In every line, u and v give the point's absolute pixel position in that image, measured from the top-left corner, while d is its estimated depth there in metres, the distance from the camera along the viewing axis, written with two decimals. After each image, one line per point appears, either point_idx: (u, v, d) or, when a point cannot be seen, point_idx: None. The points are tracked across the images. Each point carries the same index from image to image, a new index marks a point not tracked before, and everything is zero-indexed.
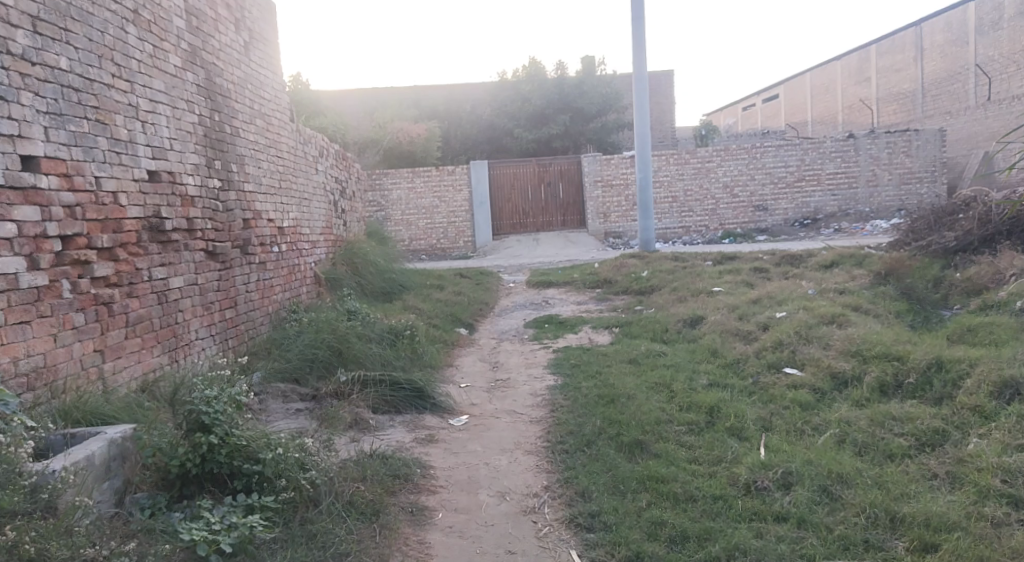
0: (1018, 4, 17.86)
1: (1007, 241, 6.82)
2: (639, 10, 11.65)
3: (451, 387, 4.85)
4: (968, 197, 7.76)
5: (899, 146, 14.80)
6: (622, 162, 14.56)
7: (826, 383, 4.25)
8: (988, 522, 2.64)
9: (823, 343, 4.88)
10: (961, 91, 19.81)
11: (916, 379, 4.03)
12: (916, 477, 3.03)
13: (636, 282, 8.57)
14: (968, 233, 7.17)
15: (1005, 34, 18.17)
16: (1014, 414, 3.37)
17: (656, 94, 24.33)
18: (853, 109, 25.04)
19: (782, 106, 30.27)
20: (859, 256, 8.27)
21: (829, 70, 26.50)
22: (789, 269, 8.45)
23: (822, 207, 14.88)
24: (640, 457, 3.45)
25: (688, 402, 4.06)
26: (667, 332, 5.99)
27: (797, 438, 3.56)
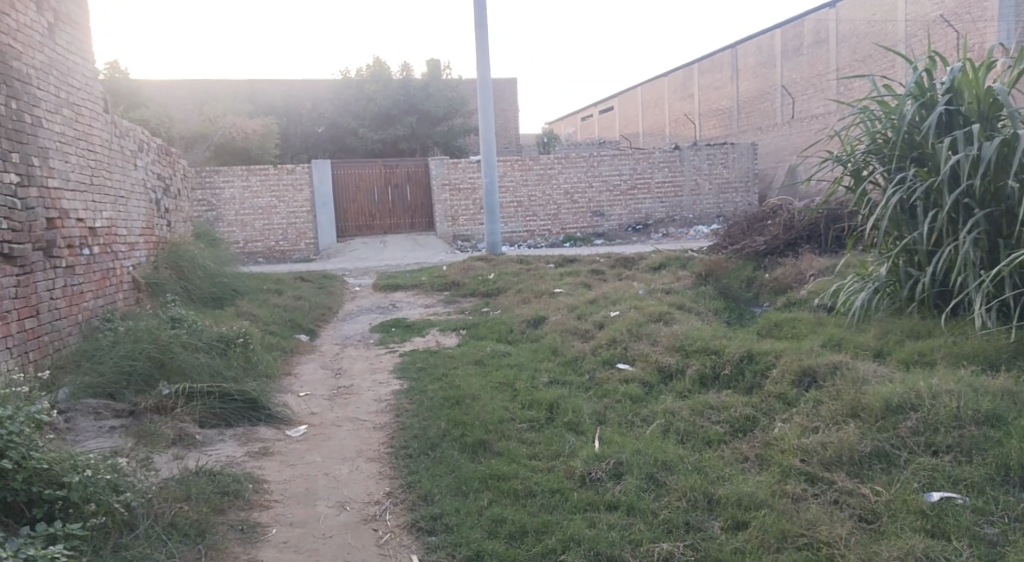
0: (815, 34, 19.95)
1: (808, 245, 7.65)
2: (482, 16, 11.81)
3: (289, 396, 4.67)
4: (776, 206, 8.59)
5: (718, 158, 16.08)
6: (469, 166, 14.71)
7: (653, 376, 4.52)
8: (789, 498, 2.91)
9: (652, 340, 5.19)
10: (770, 109, 21.82)
11: (731, 370, 4.37)
12: (730, 461, 3.30)
13: (482, 284, 8.67)
14: (775, 237, 7.90)
15: (805, 60, 20.24)
16: (811, 399, 3.74)
17: (500, 101, 24.77)
18: (679, 123, 26.85)
19: (616, 116, 31.89)
20: (684, 258, 8.87)
21: (657, 84, 28.25)
22: (622, 271, 8.91)
23: (651, 214, 15.81)
24: (482, 456, 3.49)
25: (530, 400, 4.16)
26: (511, 332, 6.11)
27: (627, 430, 3.75)
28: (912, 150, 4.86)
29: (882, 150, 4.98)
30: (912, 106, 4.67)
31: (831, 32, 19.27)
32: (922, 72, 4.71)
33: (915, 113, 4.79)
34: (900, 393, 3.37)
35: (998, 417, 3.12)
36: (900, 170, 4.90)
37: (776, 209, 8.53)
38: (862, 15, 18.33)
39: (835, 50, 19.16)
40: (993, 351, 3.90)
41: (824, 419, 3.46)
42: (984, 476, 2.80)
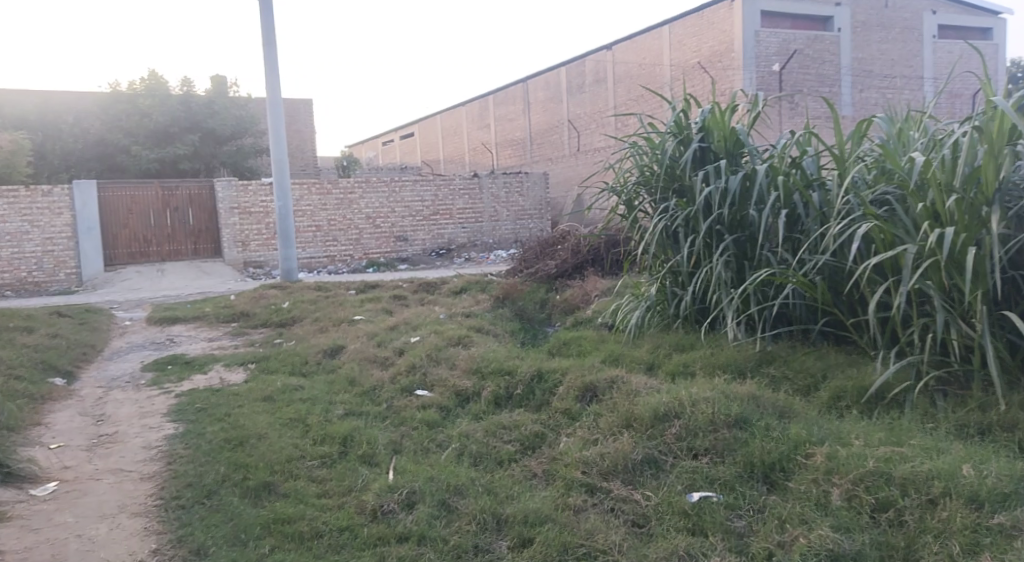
0: (595, 71, 21.51)
1: (592, 268, 8.17)
2: (270, 35, 11.40)
3: (38, 451, 4.13)
4: (565, 231, 9.07)
5: (514, 186, 16.79)
6: (260, 189, 14.03)
7: (450, 401, 4.55)
8: (571, 510, 3.06)
9: (449, 364, 5.23)
10: (560, 140, 23.10)
11: (523, 390, 4.53)
12: (519, 479, 3.40)
13: (275, 314, 8.28)
14: (564, 261, 8.34)
15: (588, 96, 21.75)
16: (592, 413, 3.97)
17: (294, 122, 23.91)
18: (477, 150, 27.63)
19: (416, 142, 32.13)
20: (484, 282, 9.09)
21: (455, 112, 28.91)
22: (423, 296, 8.95)
23: (454, 239, 16.06)
24: (266, 499, 3.30)
25: (322, 435, 4.02)
26: (306, 364, 5.87)
27: (422, 457, 3.74)
28: (673, 182, 5.36)
29: (650, 182, 5.44)
30: (672, 143, 5.18)
31: (610, 71, 20.86)
32: (680, 112, 5.23)
33: (675, 149, 5.31)
34: (666, 402, 3.66)
35: (746, 420, 3.48)
36: (665, 200, 5.39)
37: (565, 235, 9.02)
38: (636, 57, 20.07)
39: (613, 88, 20.79)
40: (743, 360, 4.38)
41: (603, 430, 3.68)
42: (734, 474, 3.09)
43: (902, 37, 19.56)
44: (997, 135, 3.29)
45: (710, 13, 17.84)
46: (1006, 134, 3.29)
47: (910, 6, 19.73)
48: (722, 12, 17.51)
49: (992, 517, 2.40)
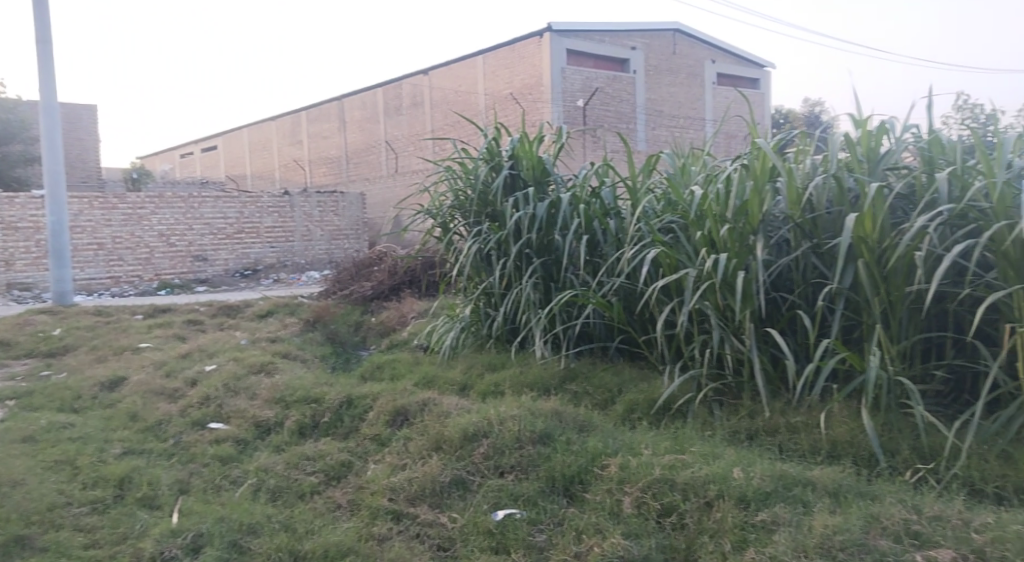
0: (409, 94, 21.58)
1: (409, 290, 8.10)
2: (44, 32, 10.25)
3: None
4: (382, 252, 8.97)
5: (328, 206, 16.43)
6: (29, 203, 12.52)
7: (249, 433, 4.28)
8: (374, 539, 2.98)
9: (249, 394, 4.93)
10: (374, 160, 22.84)
11: (330, 417, 4.37)
12: (322, 511, 3.27)
13: (43, 343, 7.36)
14: (380, 282, 8.21)
15: (404, 119, 21.75)
16: (402, 437, 3.91)
17: (75, 129, 21.66)
18: (286, 168, 26.63)
19: (219, 156, 30.32)
20: (292, 305, 8.71)
21: (262, 127, 27.67)
22: (224, 320, 8.39)
23: (261, 259, 15.27)
24: (20, 556, 2.90)
25: (94, 478, 3.61)
26: (79, 399, 5.26)
27: (212, 496, 3.48)
28: (486, 207, 5.46)
29: (464, 206, 5.52)
30: (484, 169, 5.29)
31: (425, 95, 21.03)
32: (490, 139, 5.36)
33: (487, 175, 5.43)
34: (475, 423, 3.68)
35: (549, 435, 3.58)
36: (478, 223, 5.48)
37: (381, 256, 8.91)
38: (450, 83, 20.40)
39: (428, 111, 20.95)
40: (548, 377, 4.54)
41: (411, 455, 3.63)
42: (537, 489, 3.17)
43: (688, 81, 21.55)
44: (761, 173, 3.67)
45: (520, 46, 18.57)
46: (768, 171, 3.67)
47: (695, 54, 21.82)
48: (531, 46, 18.30)
49: (757, 514, 2.62)
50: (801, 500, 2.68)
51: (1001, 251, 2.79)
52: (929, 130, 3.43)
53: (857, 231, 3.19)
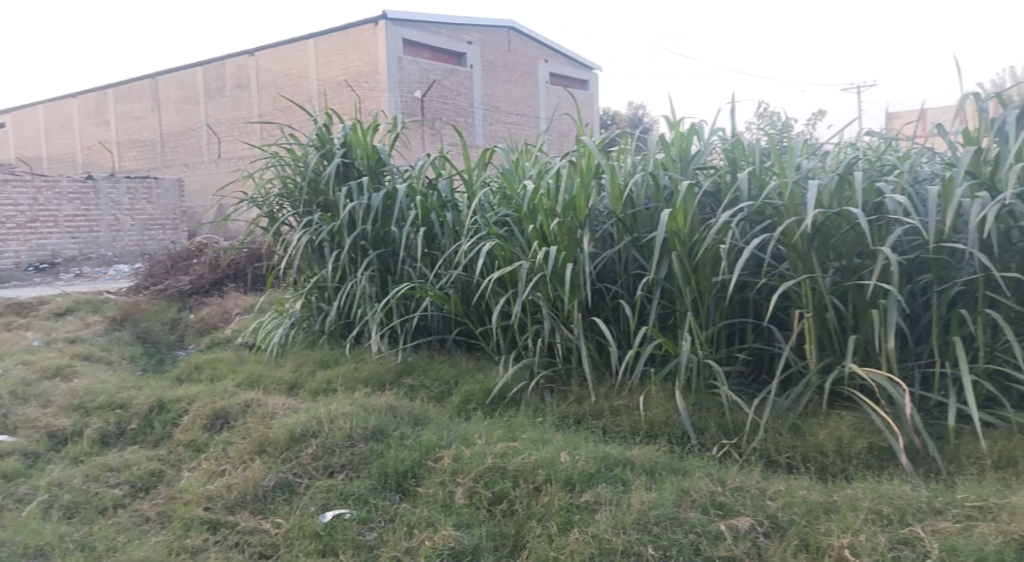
0: (233, 77, 20.38)
1: (232, 284, 7.65)
2: None
3: None
4: (203, 244, 8.43)
5: (140, 193, 15.13)
6: None
7: (41, 445, 3.86)
8: (187, 553, 2.80)
9: (42, 401, 4.43)
10: (194, 146, 21.37)
11: (138, 424, 4.03)
12: (126, 527, 3.01)
13: None
14: (200, 276, 7.70)
15: (227, 102, 20.52)
16: (221, 442, 3.67)
17: None
18: (91, 150, 24.28)
19: (8, 135, 27.06)
20: (97, 302, 7.95)
21: (61, 105, 25.01)
22: (12, 320, 7.49)
23: (60, 251, 13.81)
24: None
25: None
26: None
27: None
28: (317, 197, 5.24)
29: (292, 195, 5.28)
30: (315, 156, 5.08)
31: (252, 78, 19.96)
32: (321, 126, 5.15)
33: (318, 163, 5.20)
34: (303, 422, 3.54)
35: (383, 431, 3.49)
36: (308, 213, 5.26)
37: (202, 248, 8.37)
38: (279, 67, 19.49)
39: (255, 96, 19.90)
40: (384, 372, 4.45)
41: (231, 460, 3.42)
42: (368, 487, 3.10)
43: (523, 79, 22.04)
44: (586, 170, 3.82)
45: (354, 32, 18.11)
46: (592, 168, 3.83)
47: (529, 53, 22.35)
48: (365, 33, 17.90)
49: (581, 495, 2.73)
50: (621, 479, 2.82)
51: (791, 245, 3.09)
52: (732, 133, 3.70)
53: (671, 227, 3.39)
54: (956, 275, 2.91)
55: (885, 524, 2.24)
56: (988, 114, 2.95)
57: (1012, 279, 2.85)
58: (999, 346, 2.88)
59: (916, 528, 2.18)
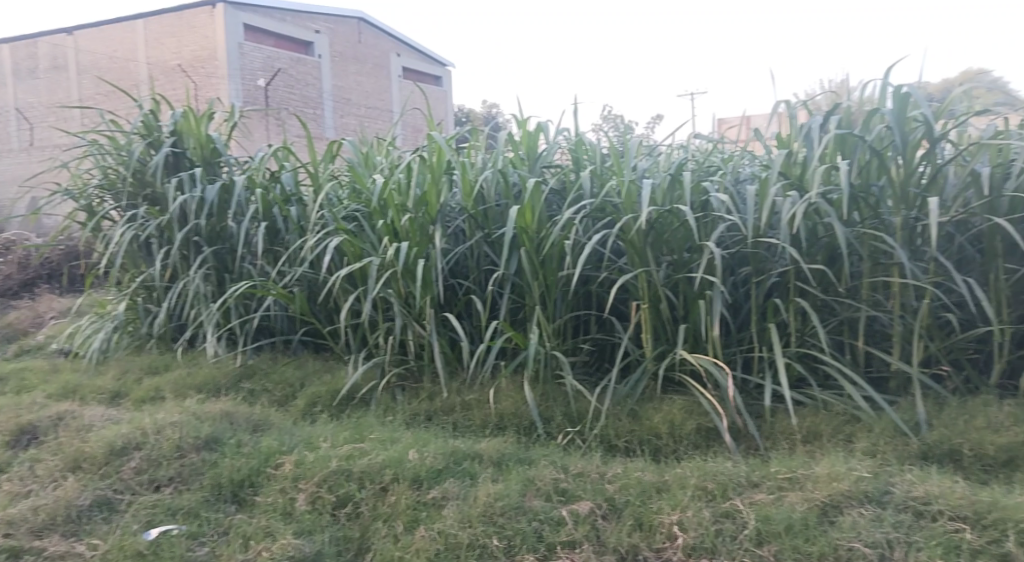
0: (48, 56, 18.54)
1: (45, 286, 6.97)
2: None
3: None
4: (9, 240, 7.62)
5: None
6: None
7: None
8: None
9: None
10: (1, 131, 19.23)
11: None
12: None
13: None
14: (6, 277, 6.95)
15: (41, 84, 18.65)
16: (27, 460, 3.33)
17: None
18: None
19: None
20: None
21: None
22: None
23: None
24: None
25: None
26: None
27: None
28: (143, 189, 4.88)
29: (114, 186, 4.88)
30: (140, 145, 4.72)
31: (70, 58, 18.26)
32: (147, 113, 4.80)
33: (144, 152, 4.85)
34: (125, 435, 3.28)
35: (217, 440, 3.32)
36: (133, 206, 4.89)
37: (8, 245, 7.56)
38: (103, 48, 17.97)
39: (74, 78, 18.22)
40: (221, 377, 4.21)
41: (40, 479, 3.12)
42: (200, 500, 2.92)
43: (374, 72, 21.66)
44: (436, 166, 3.79)
45: (189, 14, 17.02)
46: (443, 165, 3.79)
47: (380, 45, 21.99)
48: (202, 16, 16.87)
49: (427, 492, 2.72)
50: (468, 473, 2.84)
51: (628, 240, 3.23)
52: (576, 132, 3.79)
53: (520, 223, 3.45)
54: (772, 267, 3.17)
55: (709, 498, 2.42)
56: (797, 120, 3.23)
57: (818, 271, 3.13)
58: (808, 331, 3.16)
59: (736, 501, 2.37)
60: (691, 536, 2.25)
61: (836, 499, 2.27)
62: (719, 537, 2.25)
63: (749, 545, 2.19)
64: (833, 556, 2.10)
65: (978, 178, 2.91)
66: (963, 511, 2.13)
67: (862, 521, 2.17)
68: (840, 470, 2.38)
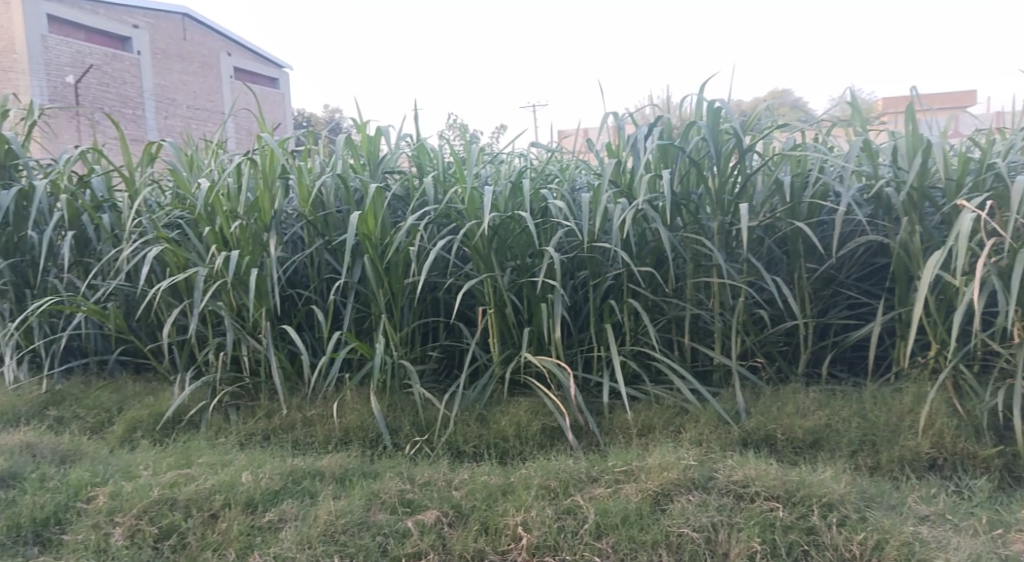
0: None
1: None
2: None
3: None
4: None
5: None
6: None
7: None
8: None
9: None
10: None
11: None
12: None
13: None
14: None
15: None
16: None
17: None
18: None
19: None
20: None
21: None
22: None
23: None
24: None
25: None
26: None
27: None
28: None
29: None
30: None
31: None
32: None
33: None
34: None
35: (16, 475, 2.96)
36: None
37: None
38: None
39: None
40: (20, 406, 3.77)
41: None
42: None
43: (202, 72, 20.46)
44: (269, 170, 3.53)
45: None
46: (275, 168, 3.56)
47: (208, 43, 20.80)
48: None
49: (263, 516, 2.58)
50: (308, 492, 2.73)
51: (472, 247, 3.20)
52: (418, 137, 3.69)
53: (362, 230, 3.22)
54: (607, 270, 3.29)
55: (552, 497, 2.47)
56: (625, 131, 3.39)
57: (647, 273, 3.30)
58: (640, 331, 3.32)
59: (576, 498, 2.44)
60: (535, 535, 2.30)
61: (666, 488, 2.40)
62: (561, 533, 2.31)
63: (589, 540, 2.27)
64: (665, 544, 2.22)
65: (782, 186, 3.19)
66: (777, 490, 2.32)
67: (690, 508, 2.30)
68: (670, 460, 2.51)
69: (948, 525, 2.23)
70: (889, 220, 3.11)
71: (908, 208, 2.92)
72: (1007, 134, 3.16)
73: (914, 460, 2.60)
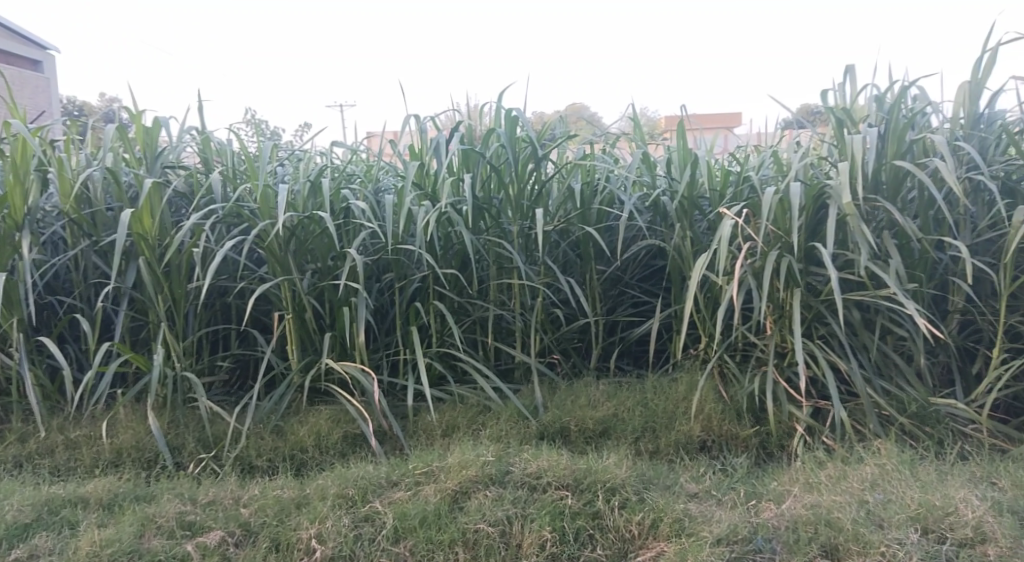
0: None
1: None
2: None
3: None
4: None
5: None
6: None
7: None
8: None
9: None
10: None
11: None
12: None
13: None
14: None
15: None
16: None
17: None
18: None
19: None
20: None
21: None
22: None
23: None
24: None
25: None
26: None
27: None
28: None
29: None
30: None
31: None
32: None
33: None
34: None
35: None
36: None
37: None
38: None
39: None
40: None
41: None
42: None
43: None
44: (19, 161, 3.10)
45: None
46: (29, 159, 3.13)
47: None
48: None
49: (10, 553, 2.28)
50: (68, 522, 2.43)
51: (266, 249, 3.04)
52: (202, 129, 3.41)
53: (136, 229, 2.97)
54: (412, 273, 3.26)
55: (349, 505, 2.42)
56: (426, 134, 3.39)
57: (452, 276, 3.33)
58: (446, 332, 3.33)
59: (375, 503, 2.40)
60: (329, 547, 2.25)
61: (464, 485, 2.43)
62: (357, 542, 2.27)
63: (386, 545, 2.26)
64: (461, 541, 2.25)
65: (573, 193, 3.37)
66: (566, 479, 2.43)
67: (486, 503, 2.35)
68: (469, 457, 2.54)
69: (713, 500, 2.47)
70: (666, 226, 3.38)
71: (681, 215, 3.19)
72: (762, 151, 3.56)
73: (687, 443, 2.86)
